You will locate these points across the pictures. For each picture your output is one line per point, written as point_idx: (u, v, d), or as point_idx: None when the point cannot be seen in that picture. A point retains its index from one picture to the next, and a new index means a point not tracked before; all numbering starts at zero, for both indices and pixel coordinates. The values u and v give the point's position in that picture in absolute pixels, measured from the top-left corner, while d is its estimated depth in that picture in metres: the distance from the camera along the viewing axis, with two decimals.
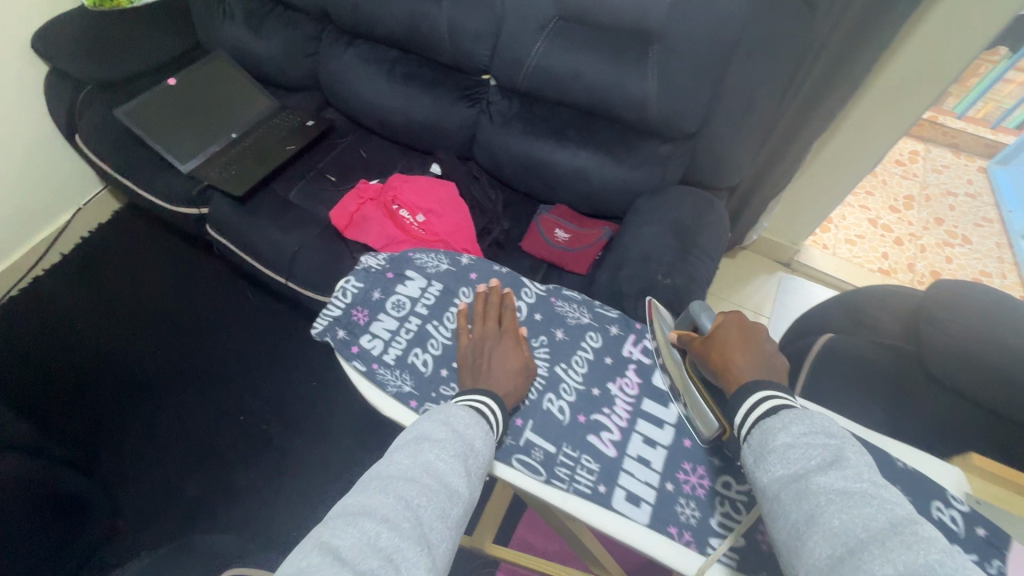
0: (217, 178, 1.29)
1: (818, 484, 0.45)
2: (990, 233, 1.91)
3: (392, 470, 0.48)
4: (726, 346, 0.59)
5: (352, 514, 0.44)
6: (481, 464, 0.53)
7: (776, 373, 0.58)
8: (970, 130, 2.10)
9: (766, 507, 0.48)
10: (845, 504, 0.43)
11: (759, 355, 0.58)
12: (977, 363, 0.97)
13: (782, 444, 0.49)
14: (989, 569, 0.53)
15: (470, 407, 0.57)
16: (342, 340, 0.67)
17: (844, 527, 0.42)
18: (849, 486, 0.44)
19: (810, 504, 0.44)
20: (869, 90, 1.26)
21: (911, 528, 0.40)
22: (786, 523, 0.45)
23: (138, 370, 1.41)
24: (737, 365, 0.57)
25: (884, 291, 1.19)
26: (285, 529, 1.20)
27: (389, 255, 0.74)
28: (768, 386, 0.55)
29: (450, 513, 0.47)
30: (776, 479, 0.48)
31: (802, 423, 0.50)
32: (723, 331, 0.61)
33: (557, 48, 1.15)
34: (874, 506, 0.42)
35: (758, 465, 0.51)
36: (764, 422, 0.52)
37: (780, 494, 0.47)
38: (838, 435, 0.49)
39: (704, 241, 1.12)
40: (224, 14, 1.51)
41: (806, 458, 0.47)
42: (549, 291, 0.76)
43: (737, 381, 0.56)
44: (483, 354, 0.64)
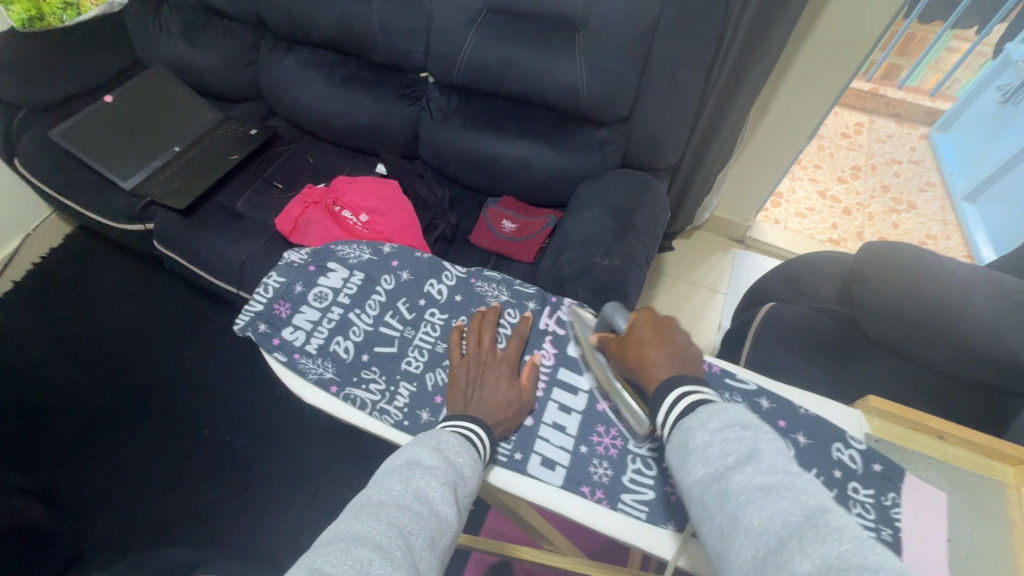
0: (161, 193, 1.29)
1: (736, 483, 0.42)
2: (934, 198, 1.98)
3: (382, 495, 0.47)
4: (641, 342, 0.57)
5: (346, 539, 0.41)
6: (469, 492, 0.51)
7: (695, 364, 0.56)
8: (910, 100, 2.18)
9: (693, 512, 0.45)
10: (763, 501, 0.40)
11: (676, 349, 0.56)
12: (902, 317, 1.03)
13: (701, 442, 0.46)
14: (885, 501, 0.56)
15: (458, 433, 0.55)
16: (263, 333, 0.68)
17: (764, 527, 0.39)
18: (765, 481, 0.41)
19: (731, 506, 0.41)
20: (792, 66, 1.32)
21: (825, 519, 0.38)
22: (712, 528, 0.43)
23: (98, 394, 1.40)
24: (654, 362, 0.55)
25: (821, 258, 1.23)
26: (251, 539, 1.19)
27: (311, 249, 0.76)
28: (684, 382, 0.52)
29: (440, 544, 0.45)
30: (698, 481, 0.45)
31: (717, 417, 0.47)
32: (638, 328, 0.58)
33: (486, 40, 1.17)
34: (791, 499, 0.40)
35: (681, 467, 0.48)
36: (684, 421, 0.49)
37: (703, 497, 0.44)
38: (751, 425, 0.46)
39: (642, 221, 1.14)
40: (160, 29, 1.51)
41: (723, 456, 0.45)
42: (469, 273, 0.74)
43: (655, 378, 0.54)
44: (476, 378, 0.62)
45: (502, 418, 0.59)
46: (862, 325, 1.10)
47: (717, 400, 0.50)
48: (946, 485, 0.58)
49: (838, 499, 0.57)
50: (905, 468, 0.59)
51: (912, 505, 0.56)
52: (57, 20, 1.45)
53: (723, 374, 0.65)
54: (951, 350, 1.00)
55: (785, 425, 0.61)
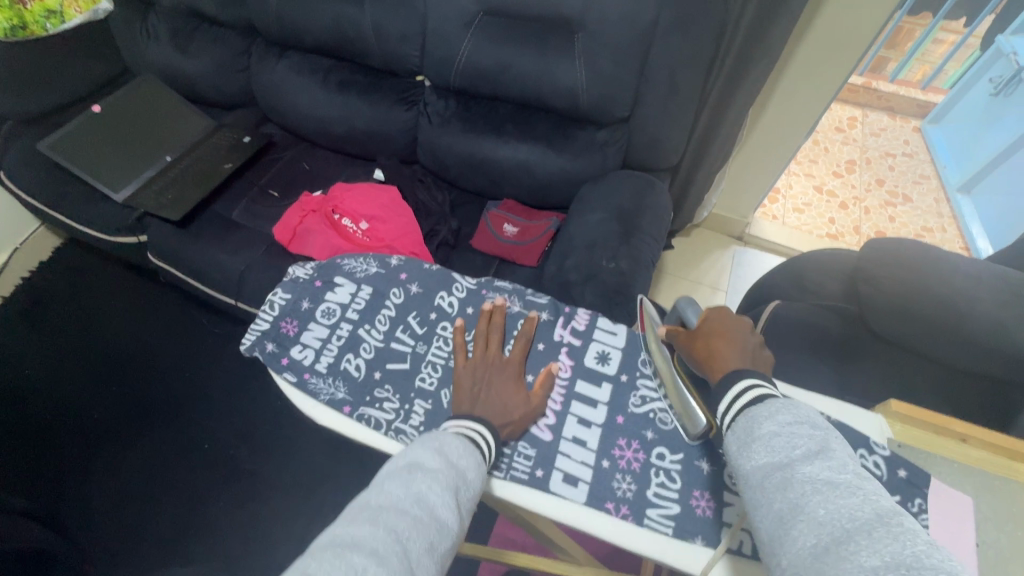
0: (154, 204, 1.26)
1: (803, 474, 0.42)
2: (929, 190, 1.98)
3: (380, 498, 0.45)
4: (711, 336, 0.57)
5: (340, 545, 0.40)
6: (471, 495, 0.50)
7: (762, 364, 0.56)
8: (902, 93, 2.19)
9: (747, 497, 0.45)
10: (831, 494, 0.40)
11: (746, 347, 0.56)
12: (909, 314, 1.03)
13: (767, 432, 0.47)
14: (911, 507, 0.55)
15: (461, 434, 0.55)
16: (272, 353, 0.66)
17: (829, 518, 0.39)
18: (834, 476, 0.41)
19: (795, 494, 0.41)
20: (790, 62, 1.31)
21: (898, 520, 0.37)
22: (767, 514, 0.42)
23: (94, 409, 1.37)
24: (721, 356, 0.55)
25: (825, 256, 1.23)
26: (255, 555, 1.17)
27: (316, 263, 0.74)
28: (752, 376, 0.52)
29: (439, 549, 0.44)
30: (759, 467, 0.45)
31: (788, 412, 0.47)
32: (709, 323, 0.59)
33: (483, 43, 1.16)
34: (861, 497, 0.39)
35: (739, 453, 0.48)
36: (750, 410, 0.49)
37: (762, 483, 0.44)
38: (823, 426, 0.46)
39: (646, 222, 1.13)
40: (148, 36, 1.47)
41: (789, 447, 0.45)
42: (480, 284, 0.73)
43: (722, 371, 0.55)
44: (482, 381, 0.62)
45: (510, 420, 0.59)
46: (869, 322, 1.10)
47: (783, 399, 0.50)
48: (971, 490, 0.58)
49: None
50: (929, 473, 0.58)
51: (938, 510, 0.56)
52: (39, 28, 1.39)
53: None
54: (958, 345, 1.00)
55: None
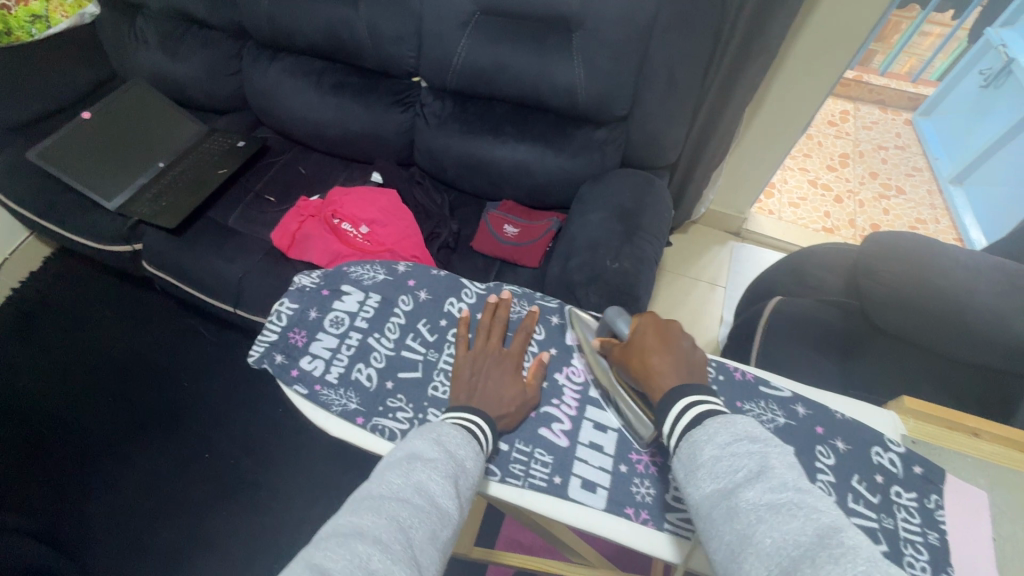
0: (148, 212, 1.24)
1: (747, 500, 0.42)
2: (922, 181, 2.00)
3: (381, 488, 0.46)
4: (645, 350, 0.57)
5: (344, 533, 0.41)
6: (470, 485, 0.51)
7: (695, 372, 0.57)
8: (893, 86, 2.21)
9: (701, 528, 0.45)
10: (774, 519, 0.40)
11: (679, 358, 0.57)
12: (911, 307, 1.04)
13: (709, 458, 0.46)
14: (929, 503, 0.56)
15: (460, 426, 0.55)
16: (281, 365, 0.65)
17: (776, 546, 0.39)
18: (775, 498, 0.41)
19: (740, 524, 0.41)
20: (785, 58, 1.31)
21: (839, 538, 0.38)
22: (721, 546, 0.42)
23: (92, 422, 1.35)
24: (658, 371, 0.55)
25: (825, 250, 1.23)
26: (263, 564, 1.16)
27: (323, 272, 0.73)
28: (691, 392, 0.52)
29: (441, 537, 0.44)
30: (707, 496, 0.45)
31: (726, 432, 0.47)
32: (641, 335, 0.59)
33: (479, 43, 1.15)
34: (802, 519, 0.39)
35: (687, 482, 0.48)
36: (691, 434, 0.49)
37: (711, 513, 0.44)
38: (760, 440, 0.46)
39: (647, 220, 1.13)
40: (136, 40, 1.44)
41: (732, 472, 0.44)
42: (489, 289, 0.72)
43: (662, 388, 0.54)
44: (480, 372, 0.62)
45: (505, 412, 0.60)
46: (871, 316, 1.10)
47: (723, 413, 0.50)
48: (986, 483, 0.58)
49: (883, 506, 0.56)
50: (945, 469, 0.58)
51: (954, 506, 0.56)
52: (25, 34, 1.37)
53: (757, 382, 0.64)
54: (960, 336, 1.01)
55: (823, 432, 0.60)
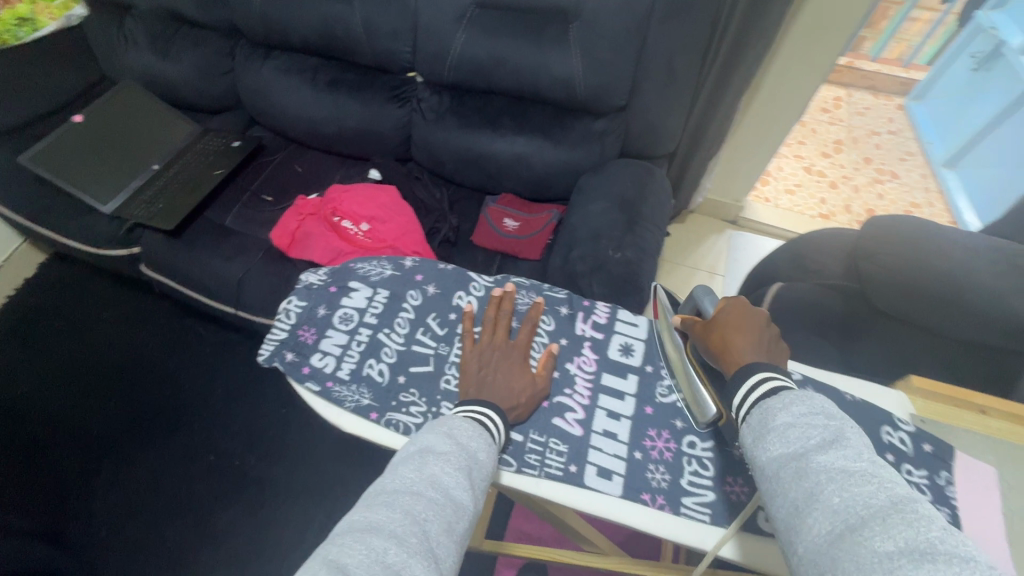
0: (144, 215, 1.22)
1: (818, 463, 0.42)
2: (915, 166, 2.01)
3: (395, 483, 0.46)
4: (726, 327, 0.56)
5: (359, 529, 0.41)
6: (484, 476, 0.51)
7: (774, 355, 0.55)
8: (884, 72, 2.21)
9: (762, 487, 0.45)
10: (846, 482, 0.40)
11: (761, 339, 0.55)
12: (911, 288, 1.05)
13: (782, 423, 0.46)
14: (939, 480, 0.56)
15: (472, 418, 0.55)
16: (292, 363, 0.64)
17: (844, 505, 0.39)
18: (849, 464, 0.41)
19: (810, 483, 0.41)
20: (780, 46, 1.32)
21: (914, 507, 0.37)
22: (784, 504, 0.42)
23: (93, 427, 1.34)
24: (738, 348, 0.54)
25: (824, 235, 1.24)
26: (272, 563, 1.16)
27: (330, 269, 0.72)
28: (767, 368, 0.51)
29: (456, 528, 0.45)
30: (774, 458, 0.45)
31: (802, 402, 0.47)
32: (725, 313, 0.58)
33: (475, 37, 1.14)
34: (876, 485, 0.39)
35: (754, 445, 0.48)
36: (763, 401, 0.49)
37: (777, 473, 0.44)
38: (838, 415, 0.45)
39: (648, 210, 1.13)
40: (126, 41, 1.43)
41: (804, 438, 0.44)
42: (497, 281, 0.72)
43: (737, 364, 0.54)
44: (489, 364, 0.62)
45: (516, 404, 0.60)
46: (872, 299, 1.11)
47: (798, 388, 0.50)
48: (994, 460, 0.59)
49: None
50: (953, 446, 0.59)
51: (965, 483, 0.57)
52: (12, 37, 1.38)
53: None
54: (959, 316, 1.03)
55: None
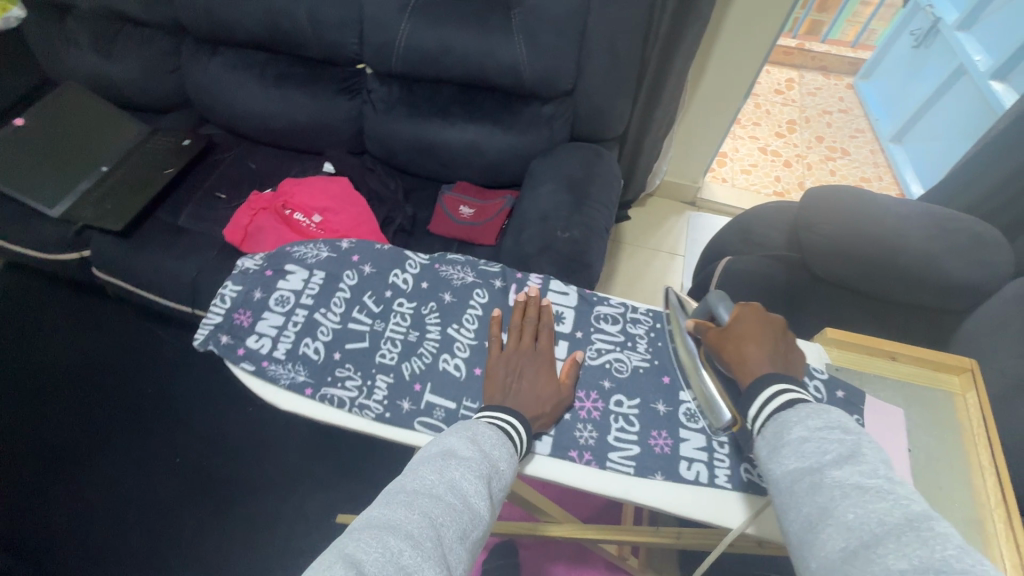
0: (93, 216, 1.21)
1: (832, 478, 0.45)
2: (865, 142, 2.08)
3: (415, 484, 0.47)
4: (742, 338, 0.59)
5: (376, 526, 0.42)
6: (503, 486, 0.51)
7: (788, 364, 0.58)
8: (833, 53, 2.27)
9: (776, 500, 0.48)
10: (860, 498, 0.43)
11: (775, 349, 0.58)
12: (849, 254, 1.09)
13: (796, 437, 0.49)
14: (850, 423, 0.60)
15: (495, 426, 0.55)
16: (226, 345, 0.65)
17: (859, 521, 0.41)
18: (863, 481, 0.44)
19: (824, 497, 0.44)
20: (721, 27, 1.36)
21: (929, 526, 0.39)
22: (798, 517, 0.45)
23: (52, 437, 1.32)
24: (752, 358, 0.57)
25: (769, 208, 1.28)
26: (239, 560, 1.16)
27: (266, 254, 0.73)
28: (783, 380, 0.54)
29: (471, 537, 0.45)
30: (788, 472, 0.48)
31: (817, 417, 0.50)
32: (742, 323, 0.60)
33: (422, 27, 1.15)
34: (890, 502, 0.42)
35: (768, 458, 0.50)
36: (779, 414, 0.52)
37: (792, 487, 0.47)
38: (853, 428, 0.48)
39: (596, 190, 1.16)
40: (67, 42, 1.40)
41: (820, 452, 0.47)
42: (432, 258, 0.73)
43: (751, 374, 0.56)
44: (515, 370, 0.62)
45: (542, 412, 0.59)
46: (813, 268, 1.15)
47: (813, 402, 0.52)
48: (902, 402, 0.63)
49: None
50: (864, 390, 0.63)
51: (875, 424, 0.60)
52: None
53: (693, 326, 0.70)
54: (894, 278, 1.07)
55: None
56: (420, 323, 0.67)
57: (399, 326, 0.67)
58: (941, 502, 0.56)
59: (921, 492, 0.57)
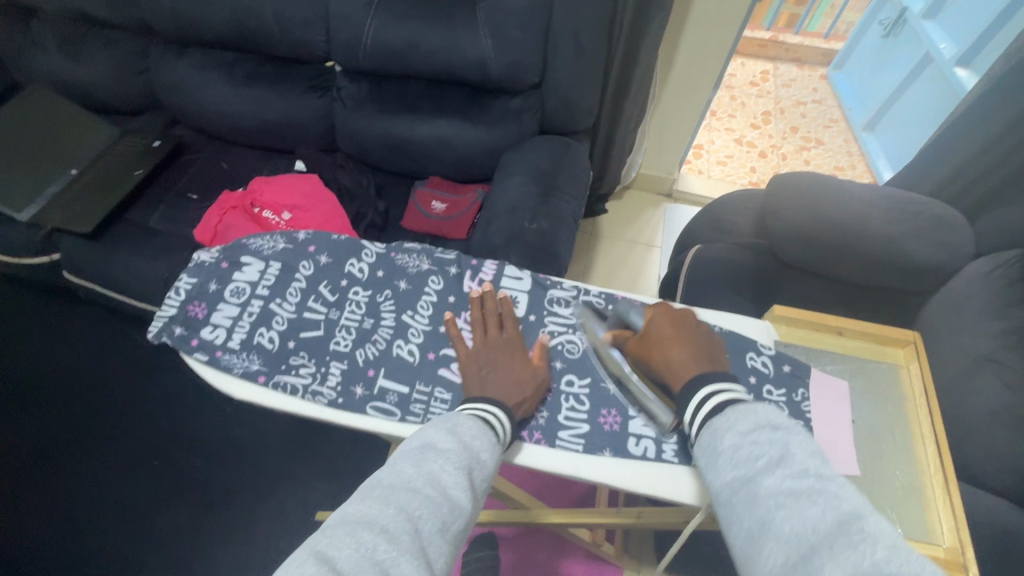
0: (62, 219, 1.21)
1: (766, 486, 0.45)
2: (839, 132, 2.10)
3: (392, 479, 0.48)
4: (662, 342, 0.59)
5: (351, 522, 0.43)
6: (485, 477, 0.51)
7: (714, 356, 0.58)
8: (807, 44, 2.29)
9: (720, 515, 0.47)
10: (794, 505, 0.42)
11: (697, 346, 0.59)
12: (813, 239, 1.10)
13: (730, 445, 0.49)
14: (796, 397, 0.61)
15: (476, 417, 0.55)
16: (180, 337, 0.66)
17: (795, 532, 0.41)
18: (796, 485, 0.44)
19: (761, 509, 0.44)
20: (686, 18, 1.37)
21: (859, 528, 0.39)
22: (740, 531, 0.45)
23: (28, 443, 1.31)
24: (677, 360, 0.57)
25: (738, 197, 1.29)
26: (217, 560, 1.16)
27: (222, 246, 0.74)
28: (711, 379, 0.55)
29: (451, 529, 0.46)
30: (728, 483, 0.48)
31: (747, 420, 0.50)
32: (655, 328, 0.61)
33: (387, 23, 1.16)
34: (823, 506, 0.42)
35: (709, 469, 0.50)
36: (712, 421, 0.52)
37: (732, 501, 0.46)
38: (782, 425, 0.48)
39: (564, 182, 1.17)
40: (35, 46, 1.40)
41: (753, 459, 0.47)
42: (388, 248, 0.75)
43: (681, 377, 0.57)
44: (487, 363, 0.62)
45: (524, 397, 0.60)
46: (780, 254, 1.17)
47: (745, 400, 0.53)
48: (848, 375, 0.65)
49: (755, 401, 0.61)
50: (811, 365, 0.65)
51: (819, 397, 0.62)
52: None
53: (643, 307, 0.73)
54: (857, 262, 1.09)
55: None
56: (375, 312, 0.69)
57: (355, 314, 0.69)
58: (881, 470, 0.59)
59: (864, 463, 0.59)
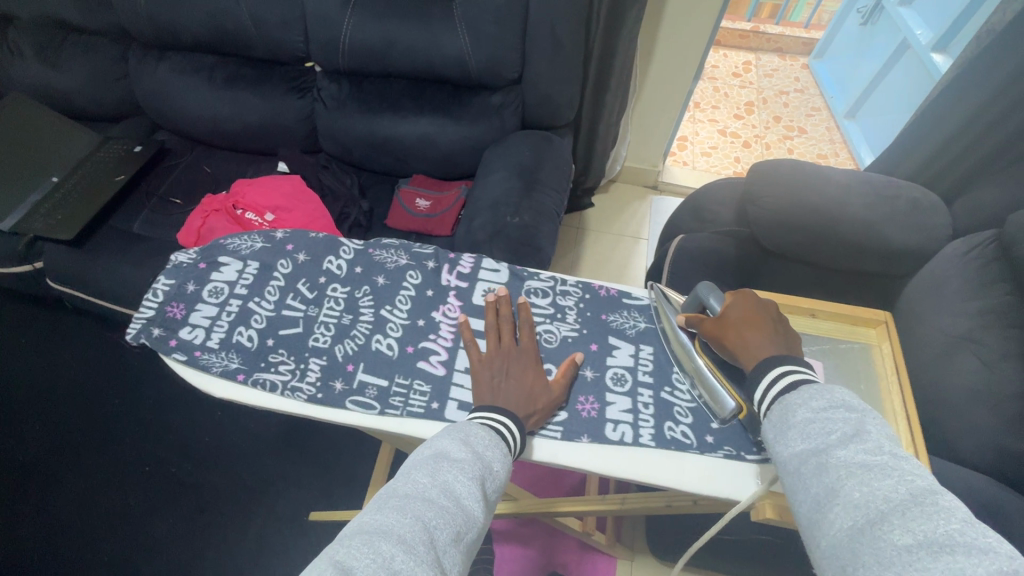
0: (42, 228, 1.20)
1: (838, 458, 0.45)
2: (821, 120, 2.12)
3: (409, 488, 0.45)
4: (741, 326, 0.60)
5: (369, 531, 0.41)
6: (497, 487, 0.50)
7: (791, 346, 0.59)
8: (788, 34, 2.30)
9: (786, 485, 0.48)
10: (866, 476, 0.42)
11: (775, 333, 0.59)
12: (794, 225, 1.11)
13: (802, 419, 0.49)
14: None
15: (488, 426, 0.55)
16: (158, 338, 0.67)
17: (864, 499, 0.41)
18: (869, 459, 0.43)
19: (831, 477, 0.44)
20: (664, 10, 1.38)
21: (933, 499, 0.39)
22: (806, 500, 0.45)
23: (18, 453, 1.31)
24: (754, 343, 0.58)
25: (720, 186, 1.30)
26: (210, 564, 1.15)
27: (199, 248, 0.75)
28: (786, 361, 0.55)
29: (465, 538, 0.44)
30: (797, 454, 0.48)
31: (822, 398, 0.50)
32: (738, 311, 0.61)
33: (365, 20, 1.16)
34: (897, 478, 0.41)
35: (777, 442, 0.51)
36: (784, 398, 0.52)
37: (800, 470, 0.47)
38: (858, 406, 0.49)
39: (546, 175, 1.17)
40: (12, 53, 1.40)
41: (825, 433, 0.47)
42: (367, 244, 0.76)
43: (755, 358, 0.57)
44: (501, 371, 0.62)
45: (535, 408, 0.60)
46: (762, 241, 1.18)
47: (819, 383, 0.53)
48: (820, 354, 0.67)
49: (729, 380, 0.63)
50: None
51: None
52: None
53: (620, 295, 0.76)
54: (838, 247, 1.10)
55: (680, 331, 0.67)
56: (355, 308, 0.70)
57: (336, 311, 0.69)
58: None
59: None
